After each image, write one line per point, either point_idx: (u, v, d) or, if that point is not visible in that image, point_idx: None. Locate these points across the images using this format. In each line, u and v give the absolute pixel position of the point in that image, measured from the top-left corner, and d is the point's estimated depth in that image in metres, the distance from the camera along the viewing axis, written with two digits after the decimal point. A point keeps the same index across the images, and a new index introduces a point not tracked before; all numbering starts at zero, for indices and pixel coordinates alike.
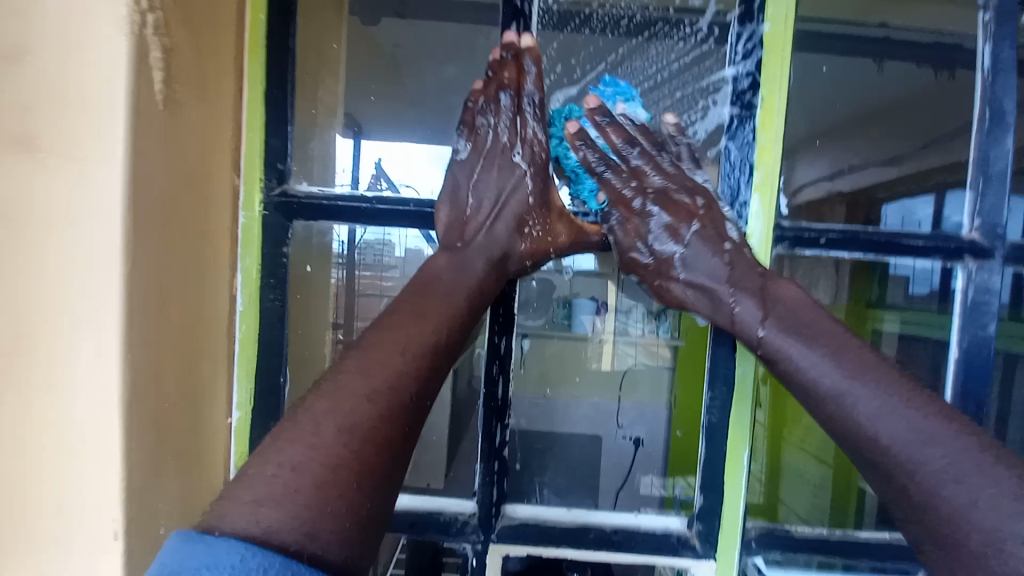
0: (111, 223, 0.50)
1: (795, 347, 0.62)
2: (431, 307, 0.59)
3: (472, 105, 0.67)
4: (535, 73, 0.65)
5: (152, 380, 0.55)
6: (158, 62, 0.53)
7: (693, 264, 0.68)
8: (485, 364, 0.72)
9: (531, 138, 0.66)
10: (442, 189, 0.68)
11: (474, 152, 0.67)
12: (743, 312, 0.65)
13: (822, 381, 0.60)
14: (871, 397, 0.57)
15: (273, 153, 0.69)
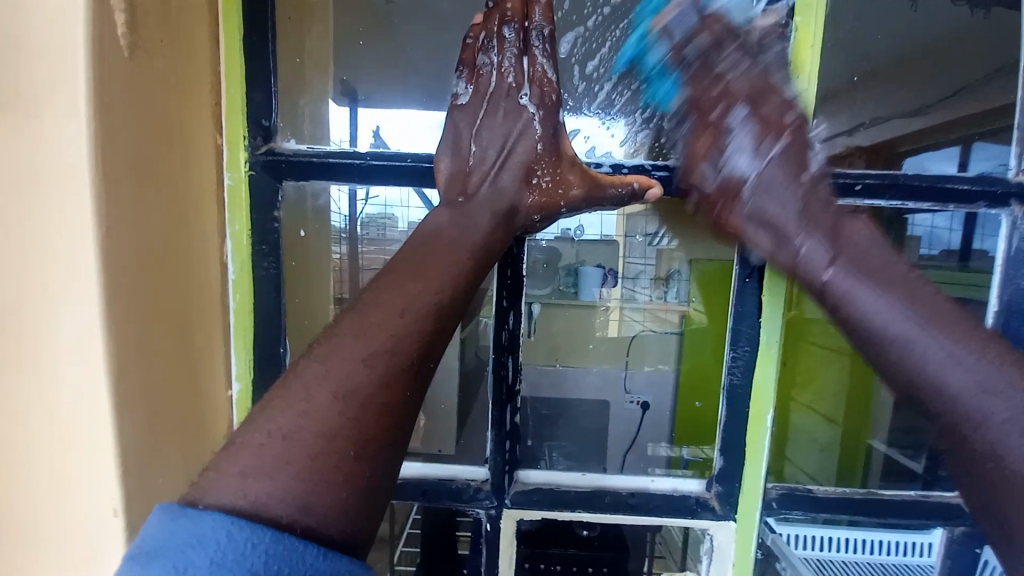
0: (79, 182, 0.46)
1: (862, 290, 0.57)
2: (433, 267, 0.54)
3: (472, 42, 0.61)
4: (545, 2, 0.58)
5: (141, 352, 0.52)
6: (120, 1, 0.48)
7: (766, 194, 0.61)
8: (494, 331, 0.68)
9: (539, 77, 0.60)
10: (443, 137, 0.62)
11: (476, 96, 0.61)
12: (806, 243, 0.59)
13: (892, 331, 0.56)
14: (941, 348, 0.54)
15: (257, 107, 0.64)
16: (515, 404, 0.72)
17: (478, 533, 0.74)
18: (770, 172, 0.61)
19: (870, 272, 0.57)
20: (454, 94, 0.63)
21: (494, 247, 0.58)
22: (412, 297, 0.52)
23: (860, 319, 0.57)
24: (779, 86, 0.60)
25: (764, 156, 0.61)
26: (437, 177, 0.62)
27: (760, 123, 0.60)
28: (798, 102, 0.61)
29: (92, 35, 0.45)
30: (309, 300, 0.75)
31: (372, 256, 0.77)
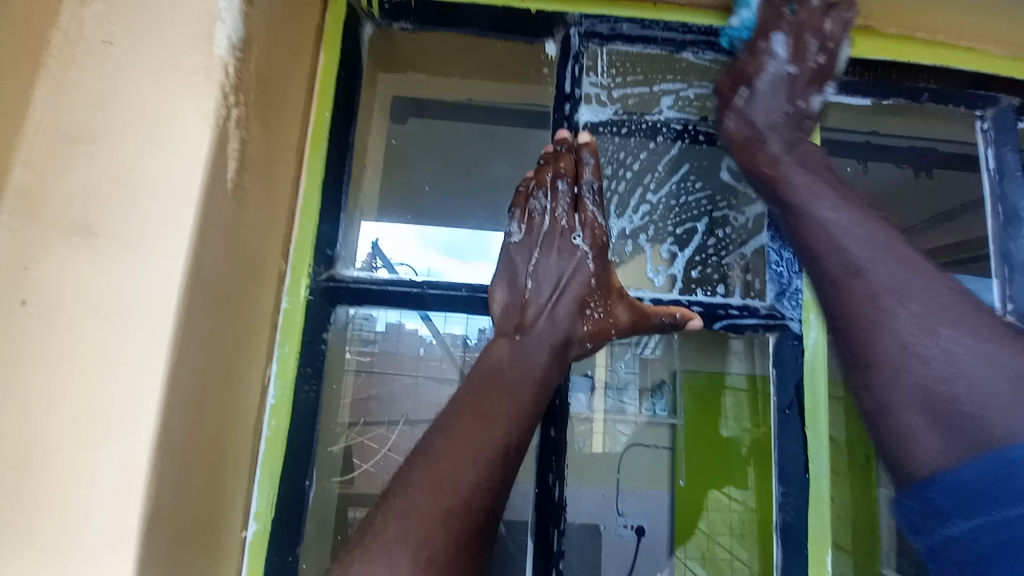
0: (164, 312, 0.46)
1: (797, 173, 0.65)
2: (495, 399, 0.54)
3: (525, 190, 0.68)
4: (593, 165, 0.67)
5: (177, 494, 0.48)
6: (234, 153, 0.54)
7: (754, 106, 0.68)
8: (540, 460, 0.66)
9: (590, 221, 0.66)
10: (499, 267, 0.67)
11: (529, 236, 0.67)
12: (804, 196, 0.63)
13: (835, 232, 0.60)
14: (891, 278, 0.55)
15: (324, 239, 0.68)
16: (559, 553, 0.66)
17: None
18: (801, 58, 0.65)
19: (812, 158, 0.67)
20: (507, 233, 0.68)
21: (552, 379, 0.59)
22: (479, 434, 0.51)
23: (807, 219, 0.62)
24: (796, 43, 0.65)
25: (783, 100, 0.67)
26: (492, 307, 0.65)
27: (796, 45, 0.65)
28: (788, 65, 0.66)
29: (208, 178, 0.50)
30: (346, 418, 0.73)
31: (355, 360, 0.75)
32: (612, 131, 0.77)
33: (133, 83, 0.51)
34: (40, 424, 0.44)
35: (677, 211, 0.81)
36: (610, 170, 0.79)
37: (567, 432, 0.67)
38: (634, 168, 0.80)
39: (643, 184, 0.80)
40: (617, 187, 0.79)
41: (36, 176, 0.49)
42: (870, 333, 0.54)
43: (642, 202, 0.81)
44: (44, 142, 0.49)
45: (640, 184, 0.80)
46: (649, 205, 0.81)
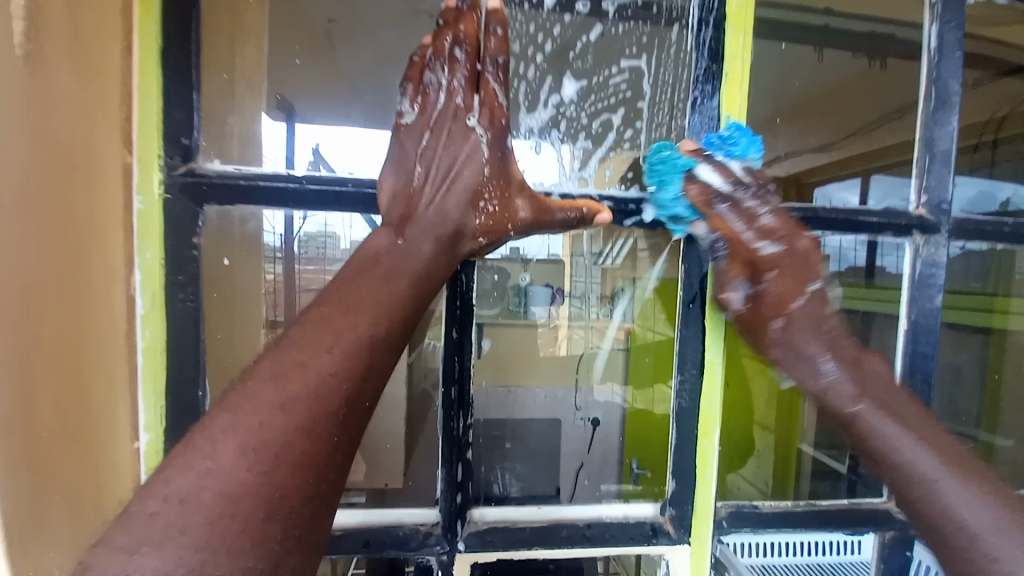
0: None
1: (887, 425, 0.61)
2: (365, 299, 0.52)
3: (420, 59, 0.58)
4: (501, 36, 0.57)
5: (27, 419, 0.42)
6: (23, 12, 0.39)
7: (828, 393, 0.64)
8: (444, 360, 0.66)
9: (491, 101, 0.58)
10: (387, 155, 0.59)
11: (423, 116, 0.58)
12: (798, 369, 0.65)
13: (889, 434, 0.61)
14: (963, 490, 0.57)
15: (175, 126, 0.58)
16: (467, 441, 0.69)
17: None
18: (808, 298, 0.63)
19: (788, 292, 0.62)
20: (399, 112, 0.59)
21: (439, 276, 0.57)
22: (347, 332, 0.49)
23: (896, 453, 0.60)
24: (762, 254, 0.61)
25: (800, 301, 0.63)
26: (379, 192, 0.59)
27: (785, 268, 0.62)
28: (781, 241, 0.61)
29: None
30: (246, 330, 0.69)
31: (311, 276, 0.72)
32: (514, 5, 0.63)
33: None
34: None
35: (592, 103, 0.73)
36: (518, 48, 0.66)
37: (470, 333, 0.66)
38: (543, 51, 0.69)
39: (551, 71, 0.71)
40: (523, 75, 0.69)
41: None
42: (923, 501, 0.59)
43: (550, 92, 0.72)
44: None
45: (549, 71, 0.71)
46: (556, 100, 0.73)
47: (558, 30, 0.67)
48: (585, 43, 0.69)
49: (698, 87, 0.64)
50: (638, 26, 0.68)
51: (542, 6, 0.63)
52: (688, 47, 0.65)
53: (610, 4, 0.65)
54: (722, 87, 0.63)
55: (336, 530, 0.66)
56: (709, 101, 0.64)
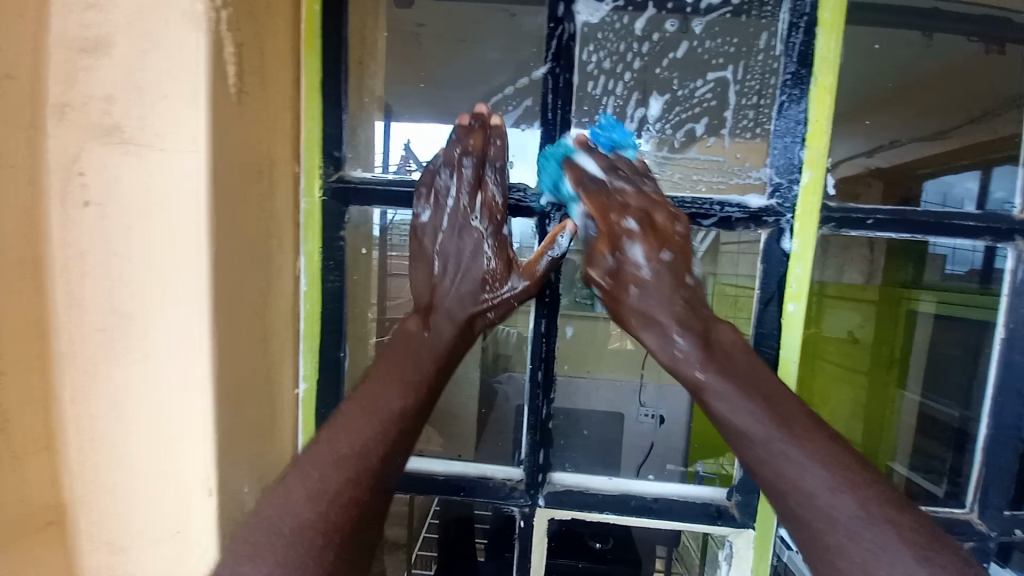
0: (196, 213, 0.54)
1: (732, 393, 0.63)
2: (418, 350, 0.69)
3: (432, 168, 0.72)
4: (500, 145, 0.70)
5: (231, 353, 0.59)
6: (231, 56, 0.56)
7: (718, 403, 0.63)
8: (534, 345, 0.76)
9: (490, 203, 0.72)
10: (410, 253, 0.76)
11: (438, 214, 0.73)
12: (651, 337, 0.70)
13: (710, 383, 0.64)
14: (791, 449, 0.58)
15: (330, 141, 0.73)
16: (548, 412, 0.78)
17: (476, 537, 0.86)
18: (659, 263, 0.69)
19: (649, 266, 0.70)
20: (416, 212, 0.73)
21: (455, 356, 0.72)
22: (382, 399, 0.64)
23: (728, 415, 0.62)
24: (617, 228, 0.69)
25: (649, 276, 0.70)
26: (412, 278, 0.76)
27: (649, 236, 0.69)
28: (646, 205, 0.68)
29: (213, 96, 0.53)
30: (364, 309, 0.83)
31: (399, 263, 0.82)
32: (605, 32, 0.71)
33: None
34: (113, 300, 0.55)
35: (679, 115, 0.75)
36: (609, 65, 0.72)
37: (553, 323, 0.76)
38: (631, 70, 0.73)
39: (639, 89, 0.75)
40: (611, 92, 0.73)
41: (69, 87, 0.52)
42: (766, 462, 0.59)
43: (637, 108, 0.75)
44: (65, 54, 0.52)
45: (636, 90, 0.74)
46: (642, 117, 0.75)
47: (646, 49, 0.73)
48: (672, 59, 0.74)
49: (784, 92, 0.68)
50: (726, 39, 0.72)
51: (633, 27, 0.71)
52: (774, 54, 0.70)
53: (697, 23, 0.71)
54: (809, 93, 0.68)
55: (437, 475, 0.80)
56: (795, 107, 0.68)
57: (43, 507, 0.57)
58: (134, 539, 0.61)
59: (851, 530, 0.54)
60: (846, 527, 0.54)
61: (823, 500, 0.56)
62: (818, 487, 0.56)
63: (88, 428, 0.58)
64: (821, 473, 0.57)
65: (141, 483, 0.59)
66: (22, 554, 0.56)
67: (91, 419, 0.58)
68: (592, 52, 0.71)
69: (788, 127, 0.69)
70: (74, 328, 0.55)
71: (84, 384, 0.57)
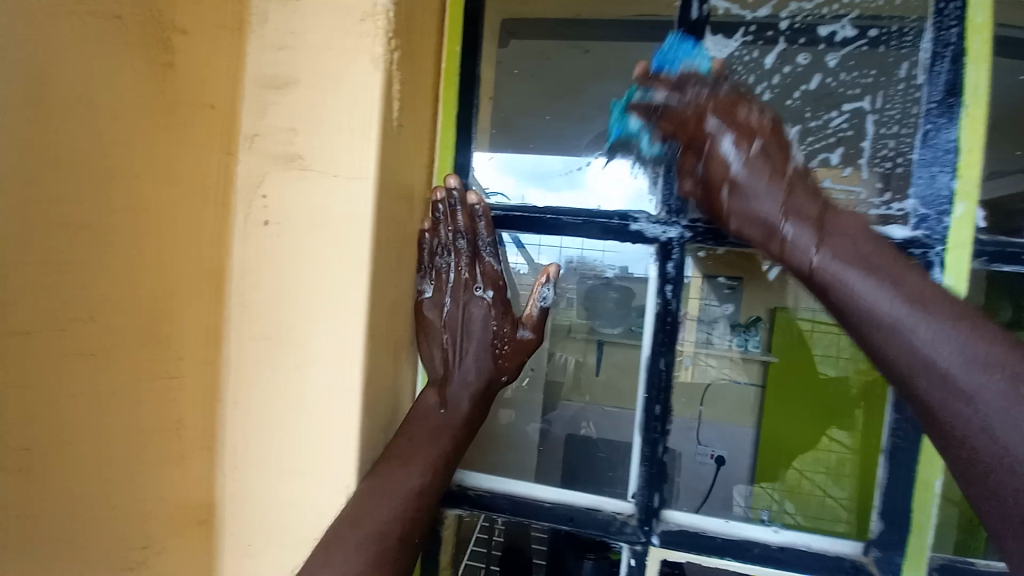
0: (360, 231, 0.58)
1: (852, 274, 0.54)
2: (428, 433, 0.66)
3: (425, 246, 0.72)
4: (484, 218, 0.70)
5: (375, 365, 0.63)
6: (397, 91, 0.60)
7: (857, 291, 0.53)
8: (654, 374, 0.74)
9: (489, 273, 0.71)
10: (418, 331, 0.73)
11: (438, 291, 0.72)
12: (751, 230, 0.61)
13: (829, 272, 0.55)
14: (970, 356, 0.48)
15: (460, 170, 0.77)
16: (662, 445, 0.75)
17: (541, 560, 0.80)
18: (812, 246, 0.57)
19: (749, 159, 0.61)
20: (421, 289, 0.73)
21: (474, 420, 0.70)
22: (423, 448, 0.65)
23: (852, 304, 0.54)
24: (718, 125, 0.62)
25: (778, 198, 0.60)
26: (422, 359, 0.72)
27: (770, 142, 0.61)
28: (752, 108, 0.62)
29: (382, 128, 0.58)
30: None
31: None
32: (734, 66, 0.72)
33: (316, 36, 0.58)
34: (276, 310, 0.60)
35: (812, 145, 0.72)
36: (737, 96, 0.72)
37: (672, 360, 0.74)
38: (760, 101, 0.72)
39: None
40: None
41: (258, 120, 0.58)
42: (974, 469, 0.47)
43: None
44: (256, 89, 0.58)
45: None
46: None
47: (777, 80, 0.72)
48: (802, 92, 0.72)
49: (929, 121, 0.65)
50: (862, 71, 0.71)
51: (762, 60, 0.71)
52: (914, 84, 0.67)
53: (831, 56, 0.71)
54: (961, 121, 0.64)
55: (543, 501, 0.78)
56: (942, 135, 0.65)
57: (197, 507, 0.60)
58: (270, 542, 0.63)
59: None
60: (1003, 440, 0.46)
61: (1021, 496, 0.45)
62: (1002, 431, 0.46)
63: (242, 430, 0.62)
64: (956, 342, 0.49)
65: (280, 485, 0.62)
66: (177, 549, 0.59)
67: (247, 422, 0.62)
68: (720, 85, 0.72)
69: (935, 155, 0.65)
70: (242, 336, 0.60)
71: (243, 388, 0.61)
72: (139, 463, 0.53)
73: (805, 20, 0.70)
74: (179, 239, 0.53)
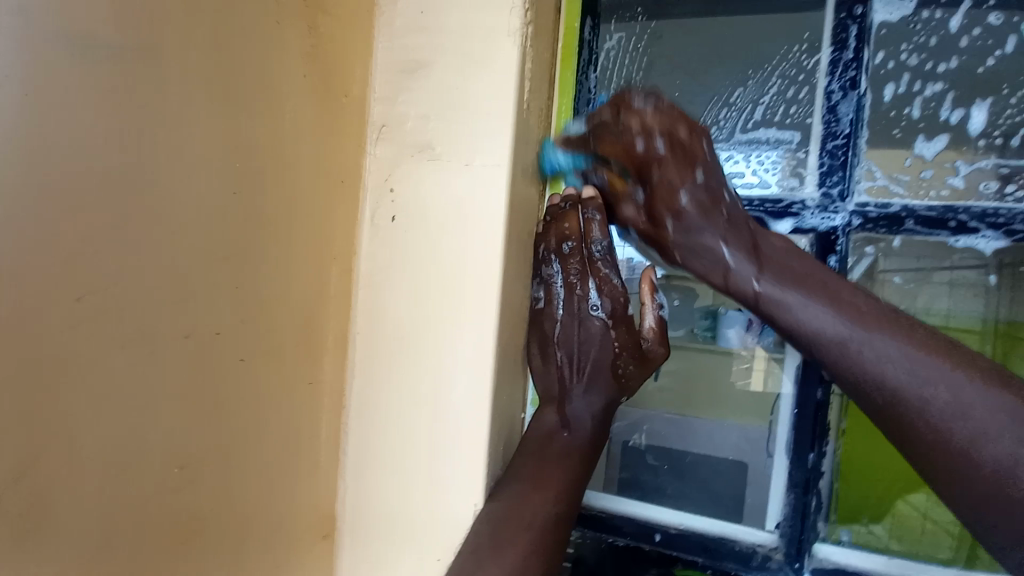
0: (491, 227, 0.53)
1: (810, 306, 0.51)
2: (550, 470, 0.58)
3: (538, 253, 0.64)
4: (600, 222, 0.61)
5: (503, 374, 0.57)
6: (529, 71, 0.55)
7: (795, 308, 0.51)
8: (807, 387, 0.65)
9: (610, 283, 0.62)
10: (528, 339, 0.65)
11: (550, 304, 0.63)
12: (699, 264, 0.59)
13: (812, 330, 0.50)
14: (874, 349, 0.47)
15: None
16: (819, 471, 0.66)
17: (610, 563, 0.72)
18: (734, 252, 0.56)
19: (729, 211, 0.57)
20: (533, 297, 0.64)
21: (601, 442, 0.62)
22: (548, 473, 0.58)
23: (785, 315, 0.52)
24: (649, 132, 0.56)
25: (722, 244, 0.57)
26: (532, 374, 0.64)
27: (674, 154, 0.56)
28: (647, 115, 0.56)
29: (516, 113, 0.53)
30: None
31: None
32: (912, 28, 0.61)
33: (448, 18, 0.54)
34: (406, 313, 0.56)
35: (1012, 119, 0.61)
36: (914, 64, 0.62)
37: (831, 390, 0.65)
38: (944, 66, 0.62)
39: (956, 89, 0.62)
40: (920, 92, 0.62)
41: (388, 110, 0.56)
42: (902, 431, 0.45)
43: (953, 111, 0.62)
44: (388, 78, 0.56)
45: (952, 88, 0.62)
46: (958, 123, 0.62)
47: (965, 43, 0.61)
48: (997, 56, 0.61)
49: None
50: None
51: (943, 23, 0.61)
52: None
53: None
54: None
55: (669, 526, 0.70)
56: None
57: (324, 514, 0.58)
58: (391, 563, 0.58)
59: (947, 412, 0.43)
60: (951, 403, 0.43)
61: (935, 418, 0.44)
62: (932, 411, 0.44)
63: (366, 439, 0.58)
64: (907, 365, 0.45)
65: (400, 502, 0.58)
66: (307, 560, 0.56)
67: (370, 431, 0.58)
68: (897, 52, 0.62)
69: None
70: (371, 340, 0.58)
71: (369, 394, 0.58)
72: (278, 468, 0.51)
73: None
74: (317, 232, 0.52)
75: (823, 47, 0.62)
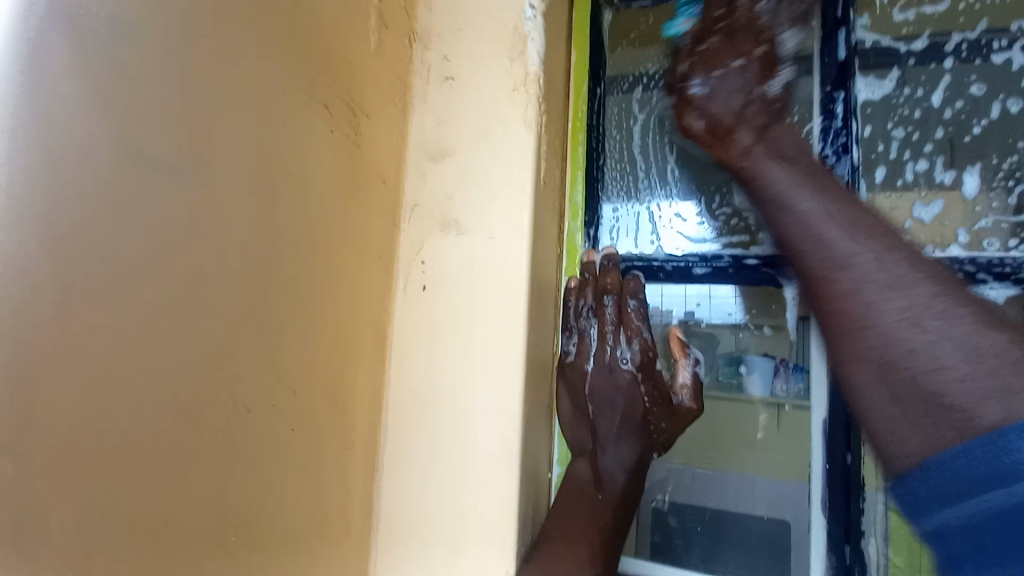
0: (516, 293, 0.57)
1: (837, 234, 0.48)
2: (581, 531, 0.58)
3: (573, 305, 0.67)
4: (639, 280, 0.65)
5: (529, 435, 0.58)
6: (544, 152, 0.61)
7: (847, 261, 0.46)
8: (840, 436, 0.64)
9: (640, 339, 0.64)
10: (557, 392, 0.66)
11: (581, 357, 0.65)
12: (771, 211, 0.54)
13: (796, 231, 0.50)
14: (904, 289, 0.43)
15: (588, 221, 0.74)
16: (859, 528, 0.64)
17: None
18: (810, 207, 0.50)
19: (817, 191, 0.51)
20: (562, 350, 0.66)
21: (631, 499, 0.63)
22: (579, 533, 0.58)
23: (817, 260, 0.48)
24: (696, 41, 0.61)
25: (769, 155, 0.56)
26: (561, 425, 0.65)
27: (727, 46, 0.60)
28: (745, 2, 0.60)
29: (535, 189, 0.59)
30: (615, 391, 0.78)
31: None
32: (895, 102, 0.67)
33: (474, 111, 0.61)
34: (436, 375, 0.59)
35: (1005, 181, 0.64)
36: (901, 135, 0.67)
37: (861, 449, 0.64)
38: (931, 137, 0.67)
39: (946, 154, 0.66)
40: (911, 162, 0.66)
41: (419, 191, 0.62)
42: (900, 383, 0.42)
43: (946, 172, 0.66)
44: (419, 163, 0.63)
45: (941, 155, 0.66)
46: (952, 183, 0.65)
47: (948, 116, 0.66)
48: (982, 124, 0.66)
49: None
50: None
51: (925, 100, 0.67)
52: None
53: (1015, 102, 0.64)
54: None
55: None
56: None
57: None
58: None
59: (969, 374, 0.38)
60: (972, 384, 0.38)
61: (938, 362, 0.40)
62: (939, 345, 0.40)
63: (398, 501, 0.60)
64: (939, 314, 0.41)
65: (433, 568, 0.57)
66: None
67: (402, 492, 0.60)
68: (884, 122, 0.67)
69: None
70: (402, 401, 0.61)
71: (401, 456, 0.60)
72: (316, 536, 0.52)
73: (977, 52, 0.65)
74: (353, 305, 0.56)
75: (812, 115, 0.66)
